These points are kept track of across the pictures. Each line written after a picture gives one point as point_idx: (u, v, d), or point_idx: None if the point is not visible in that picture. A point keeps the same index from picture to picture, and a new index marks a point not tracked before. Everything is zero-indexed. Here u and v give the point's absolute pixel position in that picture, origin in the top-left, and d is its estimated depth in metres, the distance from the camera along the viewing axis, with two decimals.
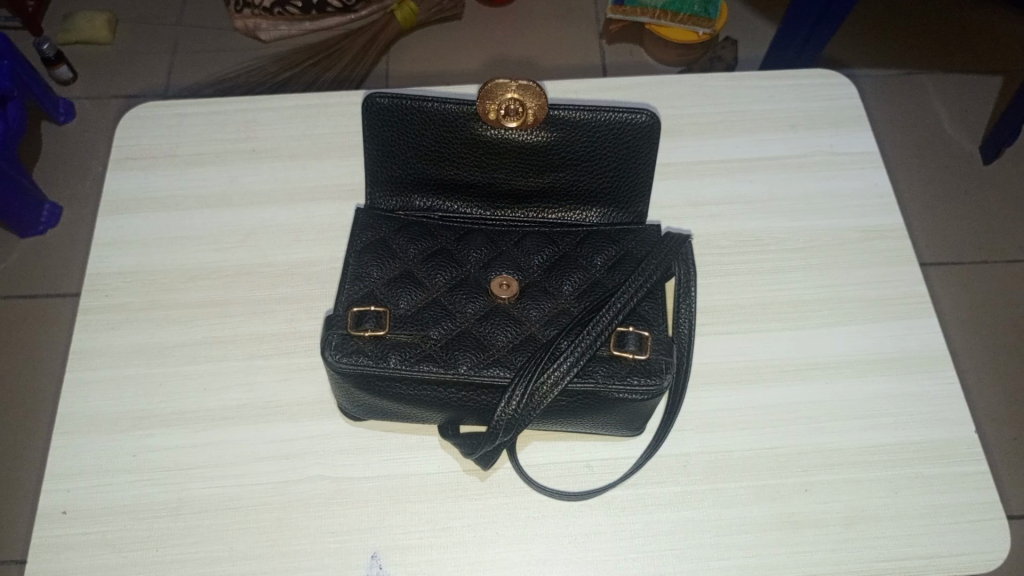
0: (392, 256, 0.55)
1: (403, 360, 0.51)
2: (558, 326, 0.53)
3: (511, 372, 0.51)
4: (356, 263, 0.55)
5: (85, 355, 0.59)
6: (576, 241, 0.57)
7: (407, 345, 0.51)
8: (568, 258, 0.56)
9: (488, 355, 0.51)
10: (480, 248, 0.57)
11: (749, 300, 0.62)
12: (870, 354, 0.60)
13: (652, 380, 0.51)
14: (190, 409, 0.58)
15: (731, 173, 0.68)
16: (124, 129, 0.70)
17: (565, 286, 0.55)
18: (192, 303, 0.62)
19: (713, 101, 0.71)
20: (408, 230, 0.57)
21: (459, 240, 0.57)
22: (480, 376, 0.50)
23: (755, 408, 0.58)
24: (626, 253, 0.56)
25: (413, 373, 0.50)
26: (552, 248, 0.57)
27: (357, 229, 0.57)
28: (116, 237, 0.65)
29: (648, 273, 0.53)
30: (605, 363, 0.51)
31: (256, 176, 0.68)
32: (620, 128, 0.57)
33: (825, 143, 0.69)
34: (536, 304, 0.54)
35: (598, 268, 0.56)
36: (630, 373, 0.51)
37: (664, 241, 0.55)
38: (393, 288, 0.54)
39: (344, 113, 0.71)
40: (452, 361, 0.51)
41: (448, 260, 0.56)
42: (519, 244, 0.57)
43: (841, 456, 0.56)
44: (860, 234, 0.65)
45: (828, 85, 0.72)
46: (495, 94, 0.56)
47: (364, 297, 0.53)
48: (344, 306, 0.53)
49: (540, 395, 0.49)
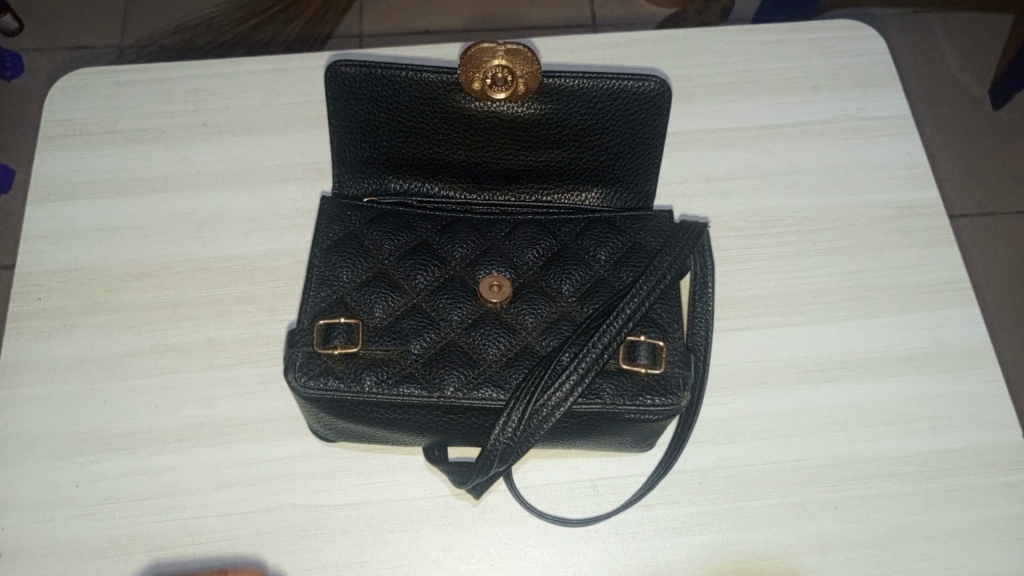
0: (365, 255, 0.48)
1: (379, 381, 0.44)
2: (558, 336, 0.46)
3: (506, 393, 0.44)
4: (323, 264, 0.48)
5: (18, 368, 0.52)
6: (577, 230, 0.50)
7: (384, 362, 0.45)
8: (568, 251, 0.49)
9: (478, 373, 0.45)
10: (467, 241, 0.49)
11: (771, 290, 0.55)
12: (907, 349, 0.54)
13: (668, 399, 0.44)
14: (141, 430, 0.51)
15: (748, 142, 0.60)
16: (57, 101, 0.61)
17: (565, 286, 0.48)
18: (140, 305, 0.54)
19: (724, 60, 0.63)
20: (381, 220, 0.50)
21: (442, 232, 0.50)
22: (470, 398, 0.44)
23: (779, 415, 0.52)
24: (635, 244, 0.49)
25: (393, 397, 0.44)
26: (548, 240, 0.49)
27: (322, 222, 0.49)
28: (51, 227, 0.56)
29: (661, 271, 0.46)
30: (614, 379, 0.45)
31: (209, 154, 0.60)
32: (626, 98, 0.49)
33: (850, 106, 0.61)
34: (533, 309, 0.47)
35: (603, 264, 0.48)
36: (643, 391, 0.44)
37: (678, 233, 0.48)
38: (367, 293, 0.47)
39: (306, 78, 0.63)
40: (437, 381, 0.44)
41: (428, 257, 0.48)
42: (511, 235, 0.50)
43: (874, 468, 0.50)
44: (893, 211, 0.58)
45: (852, 38, 0.64)
46: (480, 61, 0.47)
47: (333, 306, 0.46)
48: (308, 315, 0.46)
49: (539, 420, 0.43)
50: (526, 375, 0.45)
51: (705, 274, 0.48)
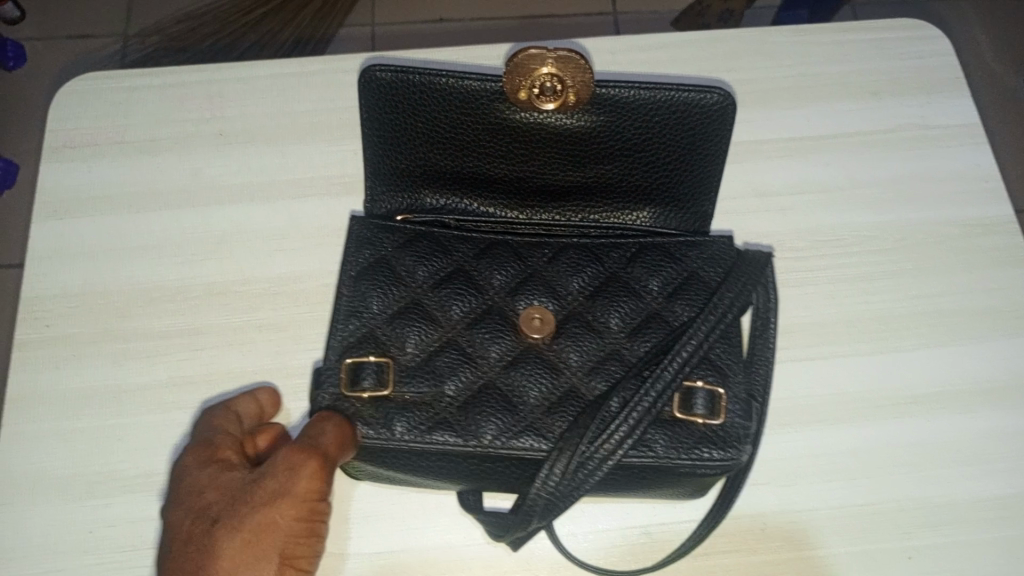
0: (397, 284, 0.44)
1: (411, 428, 0.41)
2: (607, 378, 0.42)
3: (548, 442, 0.41)
4: (352, 290, 0.44)
5: (22, 401, 0.48)
6: (627, 257, 0.46)
7: (416, 406, 0.42)
8: (617, 280, 0.45)
9: (519, 418, 0.41)
10: (507, 266, 0.45)
11: (832, 317, 0.51)
12: (982, 382, 0.50)
13: (727, 452, 0.41)
14: (156, 469, 0.47)
15: (804, 154, 0.56)
16: (62, 108, 0.57)
17: (613, 320, 0.44)
18: (154, 331, 0.50)
19: (777, 63, 0.59)
20: (415, 243, 0.46)
21: (480, 255, 0.46)
22: (510, 447, 0.41)
23: (843, 454, 0.48)
24: (692, 274, 0.45)
25: (426, 445, 0.41)
26: (596, 266, 0.45)
27: (351, 246, 0.45)
28: (57, 246, 0.53)
29: (721, 310, 0.43)
30: (666, 428, 0.42)
31: (226, 167, 0.56)
32: (685, 111, 0.45)
33: (914, 113, 0.57)
34: (579, 346, 0.43)
35: (655, 295, 0.45)
36: (699, 443, 0.41)
37: (739, 266, 0.44)
38: (399, 327, 0.43)
39: (328, 82, 0.58)
40: (474, 428, 0.41)
41: (466, 284, 0.45)
42: (555, 259, 0.46)
43: (950, 514, 0.46)
44: (963, 229, 0.54)
45: (914, 39, 0.60)
46: (527, 68, 0.43)
47: (362, 342, 0.43)
48: (335, 351, 0.43)
49: (586, 473, 0.40)
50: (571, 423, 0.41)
51: (768, 305, 0.45)
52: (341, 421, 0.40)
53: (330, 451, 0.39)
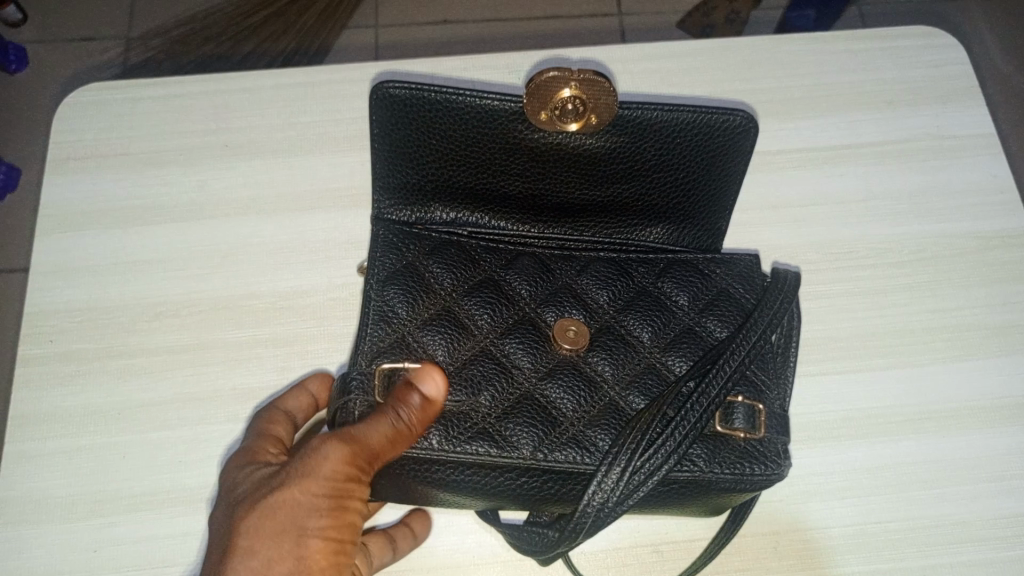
0: (427, 290, 0.43)
1: (447, 437, 0.40)
2: (642, 394, 0.42)
3: (591, 455, 0.40)
4: (380, 296, 0.43)
5: (28, 418, 0.48)
6: (656, 270, 0.45)
7: (453, 415, 0.41)
8: (647, 295, 0.45)
9: (558, 430, 0.41)
10: (537, 276, 0.45)
11: (846, 331, 0.51)
12: (999, 397, 0.49)
13: (769, 467, 0.41)
14: (163, 487, 0.46)
15: (817, 165, 0.55)
16: (66, 119, 0.56)
17: (645, 334, 0.44)
18: (160, 347, 0.50)
19: (789, 72, 0.58)
20: (443, 250, 0.45)
21: (509, 265, 0.45)
22: (550, 459, 0.40)
23: (859, 471, 0.47)
24: (722, 291, 0.45)
25: (462, 456, 0.40)
26: (624, 280, 0.45)
27: (379, 250, 0.44)
28: (61, 260, 0.52)
29: (761, 327, 0.42)
30: (706, 443, 0.41)
31: (232, 179, 0.55)
32: (707, 134, 0.44)
33: (929, 123, 0.56)
34: (613, 359, 0.43)
35: (686, 310, 0.44)
36: (740, 458, 0.41)
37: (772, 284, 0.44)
38: (429, 335, 0.42)
39: (336, 94, 0.58)
40: (511, 440, 0.40)
41: (496, 293, 0.44)
42: (586, 270, 0.45)
43: (970, 533, 0.46)
44: (978, 241, 0.53)
45: (928, 48, 0.59)
46: (550, 91, 0.42)
47: (393, 348, 0.42)
48: (364, 357, 0.42)
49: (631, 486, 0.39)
50: (613, 436, 0.41)
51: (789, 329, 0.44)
52: (393, 422, 0.38)
53: (376, 448, 0.38)
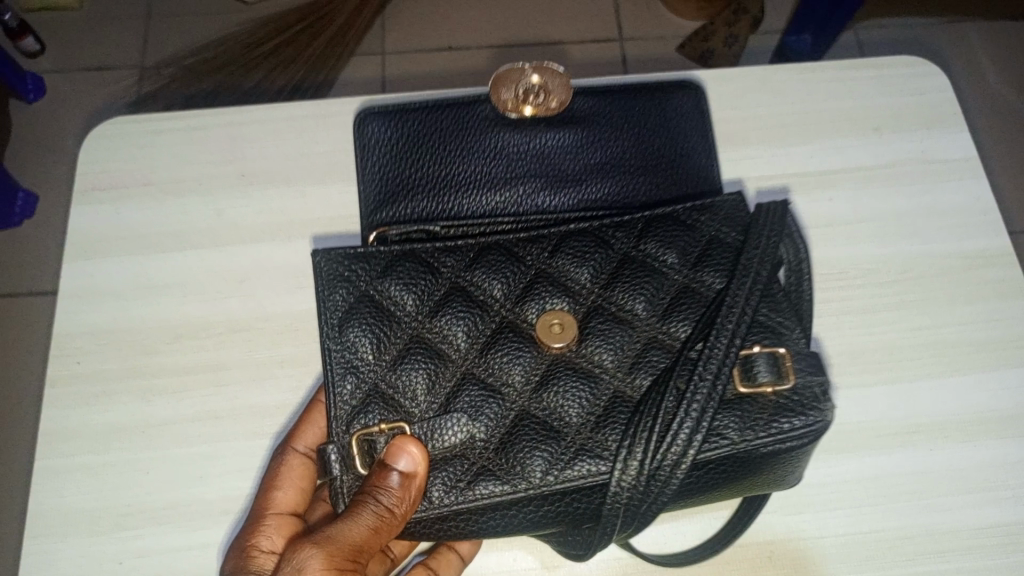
0: (392, 324, 0.45)
1: (447, 487, 0.43)
2: (649, 371, 0.44)
3: (608, 461, 0.43)
4: (339, 338, 0.45)
5: (56, 436, 0.50)
6: (636, 233, 0.48)
7: (453, 461, 0.43)
8: (634, 262, 0.47)
9: (564, 445, 0.43)
10: (506, 272, 0.46)
11: (837, 348, 0.53)
12: (984, 411, 0.51)
13: (808, 416, 0.43)
14: (183, 501, 0.49)
15: (809, 189, 0.58)
16: (90, 150, 0.59)
17: (638, 306, 0.46)
18: (180, 368, 0.52)
19: (781, 99, 0.60)
20: (396, 267, 0.46)
21: (472, 265, 0.47)
22: (567, 475, 0.42)
23: (849, 483, 0.49)
24: (711, 240, 0.48)
25: (475, 499, 0.42)
26: (603, 254, 0.47)
27: (323, 286, 0.46)
28: (87, 284, 0.55)
29: (755, 269, 0.45)
30: (735, 412, 0.43)
31: (248, 207, 0.58)
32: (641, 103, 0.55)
33: (915, 148, 0.59)
34: (611, 343, 0.45)
35: (680, 268, 0.47)
36: (773, 412, 0.43)
37: (760, 220, 0.47)
38: (403, 372, 0.44)
39: (346, 124, 0.60)
40: (522, 467, 0.43)
41: (467, 304, 0.46)
42: (558, 251, 0.47)
43: (956, 541, 0.47)
44: (962, 260, 0.55)
45: (915, 75, 0.61)
46: None
47: (372, 399, 0.44)
48: (340, 423, 0.43)
49: (661, 481, 0.42)
50: (620, 433, 0.43)
51: (799, 262, 0.48)
52: (376, 510, 0.41)
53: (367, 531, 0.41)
